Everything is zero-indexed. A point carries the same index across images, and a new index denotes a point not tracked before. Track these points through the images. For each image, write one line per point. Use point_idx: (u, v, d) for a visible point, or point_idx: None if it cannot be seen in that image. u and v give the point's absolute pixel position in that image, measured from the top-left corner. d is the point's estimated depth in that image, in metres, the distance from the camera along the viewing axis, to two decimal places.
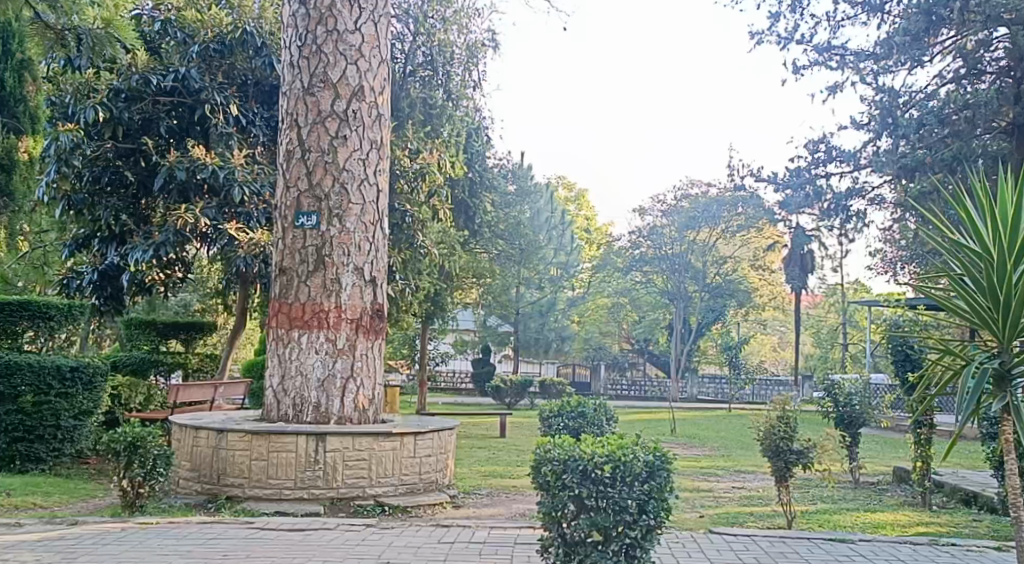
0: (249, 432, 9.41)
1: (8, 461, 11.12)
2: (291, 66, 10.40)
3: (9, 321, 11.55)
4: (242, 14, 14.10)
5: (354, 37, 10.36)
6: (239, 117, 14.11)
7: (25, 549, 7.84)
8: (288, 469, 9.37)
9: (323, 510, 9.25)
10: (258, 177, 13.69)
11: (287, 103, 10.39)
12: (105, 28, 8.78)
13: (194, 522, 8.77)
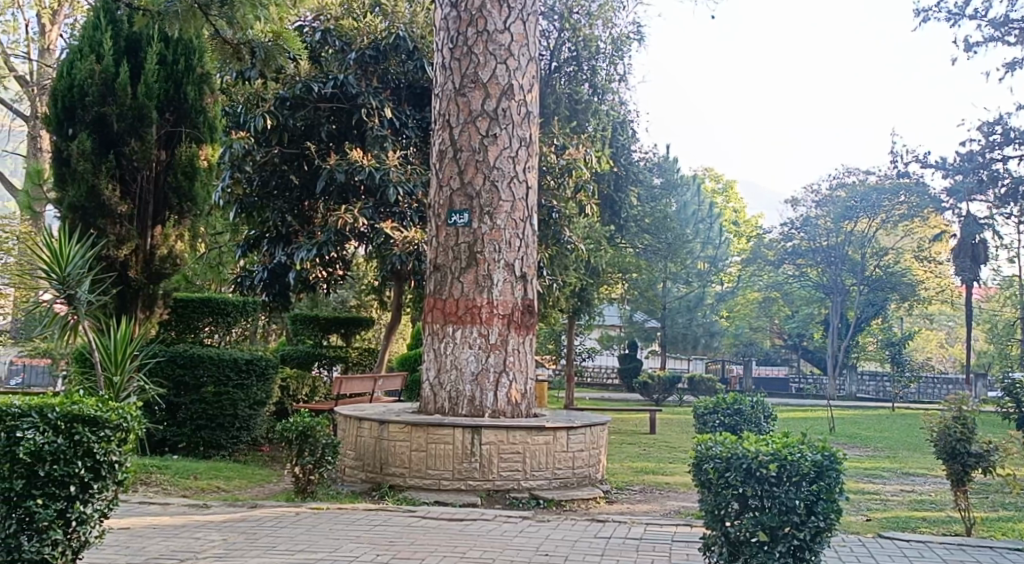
0: (408, 423, 9.63)
1: (194, 446, 11.80)
2: (443, 68, 10.51)
3: (193, 317, 12.22)
4: (395, 20, 14.55)
5: (503, 37, 10.41)
6: (393, 120, 14.53)
7: (212, 529, 8.27)
8: (446, 460, 9.50)
9: (480, 501, 9.35)
10: (411, 177, 14.05)
11: (439, 105, 10.51)
12: (275, 40, 8.98)
13: (360, 509, 9.07)
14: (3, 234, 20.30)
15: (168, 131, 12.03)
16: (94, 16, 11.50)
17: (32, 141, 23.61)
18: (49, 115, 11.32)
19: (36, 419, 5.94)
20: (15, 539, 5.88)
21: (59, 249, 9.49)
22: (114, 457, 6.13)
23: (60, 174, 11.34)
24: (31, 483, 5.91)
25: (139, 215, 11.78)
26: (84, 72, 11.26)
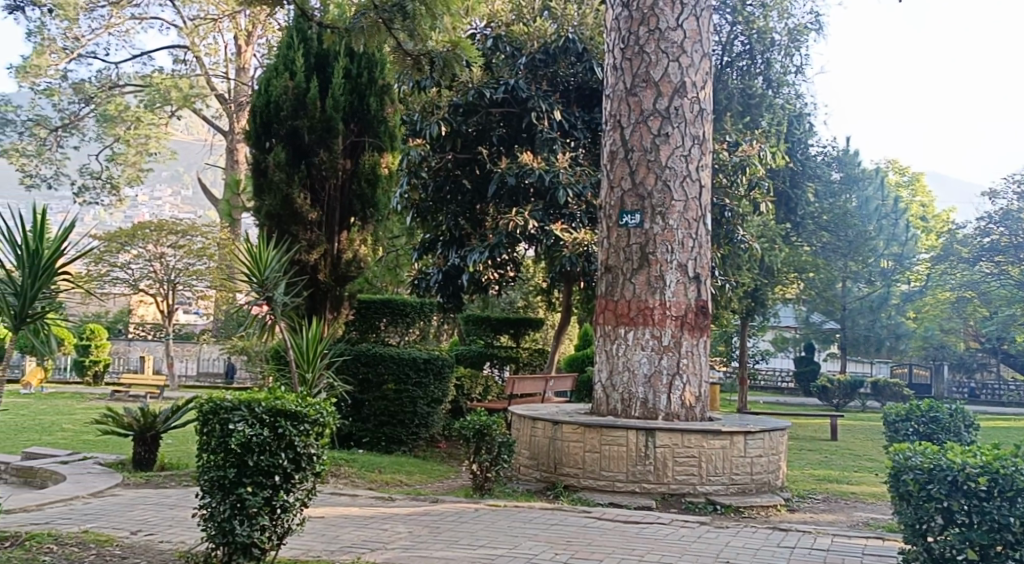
0: (582, 424, 9.57)
1: (377, 441, 12.16)
2: (614, 69, 10.38)
3: (375, 317, 12.54)
4: (564, 22, 14.59)
5: (675, 34, 10.12)
6: (562, 122, 14.53)
7: (397, 521, 8.49)
8: (620, 462, 9.39)
9: (655, 504, 9.17)
10: (581, 178, 13.99)
11: (610, 106, 10.36)
12: (453, 49, 8.70)
13: (536, 507, 9.10)
14: (204, 241, 21.58)
15: (352, 142, 12.35)
16: (288, 35, 11.99)
17: (228, 154, 24.95)
18: (249, 130, 11.92)
19: (245, 412, 6.28)
20: (228, 523, 6.24)
21: (259, 254, 9.83)
22: (312, 450, 6.40)
23: (258, 184, 11.88)
24: (242, 472, 6.26)
25: (326, 222, 12.17)
26: (279, 88, 11.76)
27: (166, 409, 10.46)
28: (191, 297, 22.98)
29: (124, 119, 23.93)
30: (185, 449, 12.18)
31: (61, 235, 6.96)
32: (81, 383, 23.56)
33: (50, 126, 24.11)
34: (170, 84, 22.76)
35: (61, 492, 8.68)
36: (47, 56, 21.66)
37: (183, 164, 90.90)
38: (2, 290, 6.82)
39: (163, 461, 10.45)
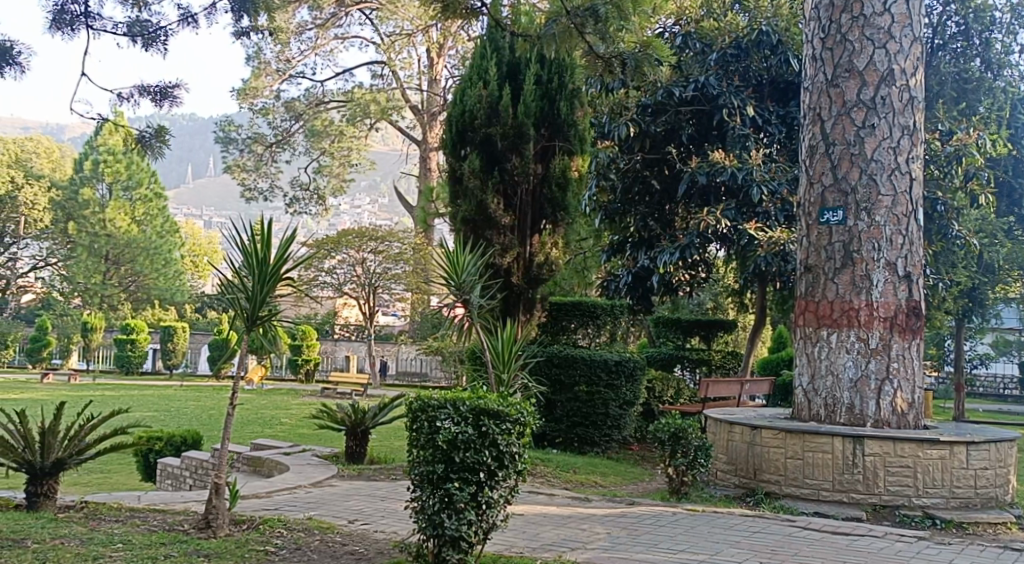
0: (782, 430, 9.33)
1: (570, 442, 12.29)
2: (813, 59, 10.08)
3: (565, 318, 12.64)
4: (758, 15, 14.18)
5: (882, 19, 9.71)
6: (755, 117, 14.14)
7: (595, 522, 8.57)
8: (825, 470, 9.09)
9: (865, 516, 8.82)
10: (776, 175, 13.68)
11: (809, 98, 10.08)
12: (646, 49, 8.58)
13: (737, 514, 8.95)
14: (402, 246, 22.45)
15: (543, 146, 12.33)
16: (482, 45, 12.24)
17: (423, 163, 25.77)
18: (445, 138, 12.29)
19: (451, 410, 6.52)
20: (437, 517, 6.48)
21: (456, 258, 9.80)
22: (514, 449, 6.56)
23: (454, 190, 12.24)
24: (449, 467, 6.50)
25: (519, 226, 12.24)
26: (474, 98, 12.01)
27: (374, 406, 10.95)
28: (390, 299, 23.68)
29: (329, 133, 25.36)
30: (390, 445, 12.72)
31: (285, 241, 7.38)
32: (294, 381, 24.99)
33: (266, 142, 25.62)
34: (369, 98, 23.78)
35: (285, 481, 9.26)
36: (263, 78, 23.05)
37: (383, 173, 94.95)
38: (235, 293, 7.39)
39: (371, 456, 10.96)
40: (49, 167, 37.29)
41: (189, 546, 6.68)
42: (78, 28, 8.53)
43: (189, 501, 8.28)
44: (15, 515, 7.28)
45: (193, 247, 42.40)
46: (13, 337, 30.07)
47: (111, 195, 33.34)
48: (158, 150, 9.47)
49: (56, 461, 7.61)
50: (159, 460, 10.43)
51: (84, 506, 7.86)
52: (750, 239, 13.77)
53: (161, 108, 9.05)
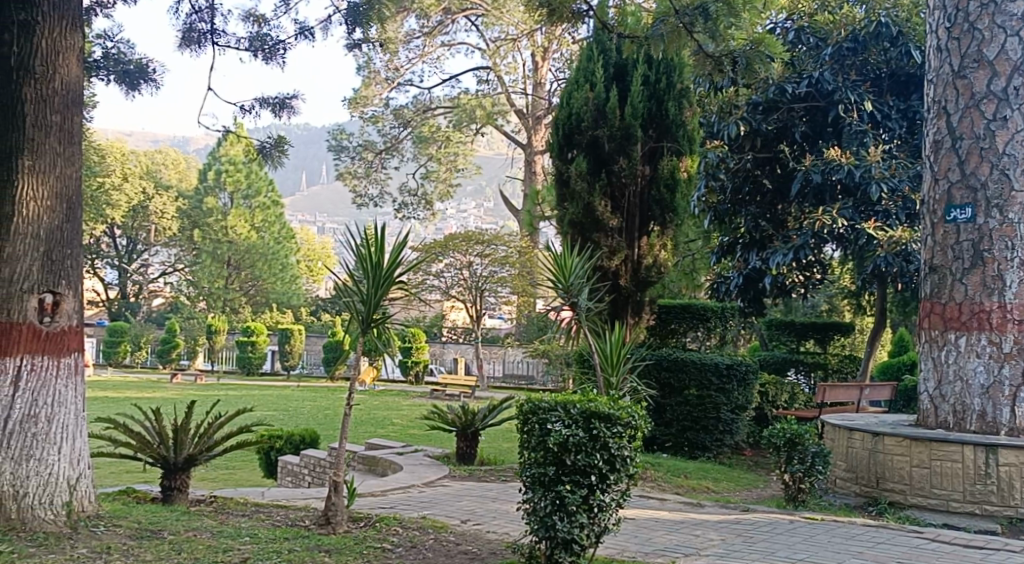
0: (907, 437, 9.06)
1: (680, 446, 12.20)
2: (938, 50, 9.75)
3: (673, 320, 12.52)
4: (876, 6, 13.74)
5: (1014, 6, 9.30)
6: (874, 112, 13.76)
7: (710, 528, 8.47)
8: (953, 480, 8.77)
9: (1000, 529, 8.46)
10: (896, 173, 13.26)
11: (934, 91, 9.78)
12: (757, 46, 8.42)
13: (858, 524, 8.72)
14: (507, 249, 22.51)
15: (650, 148, 12.21)
16: (588, 47, 12.25)
17: (528, 166, 25.85)
18: (552, 142, 12.31)
19: (562, 413, 6.54)
20: (550, 519, 6.51)
21: (563, 261, 9.67)
22: (626, 453, 6.54)
23: (561, 194, 12.26)
24: (561, 470, 6.53)
25: (626, 227, 12.17)
26: (580, 100, 12.02)
27: (484, 407, 11.08)
28: (496, 302, 23.83)
29: (437, 139, 25.57)
30: (500, 446, 12.86)
31: (398, 245, 7.54)
32: (404, 383, 25.44)
33: (376, 149, 26.17)
34: (475, 103, 24.05)
35: (399, 481, 9.43)
36: (373, 87, 23.55)
37: (490, 178, 95.80)
38: (349, 297, 7.60)
39: (482, 457, 11.07)
40: (176, 178, 38.93)
41: (311, 541, 6.88)
42: (204, 44, 9.51)
43: (309, 498, 8.52)
44: (152, 508, 7.63)
45: (308, 252, 43.65)
46: (143, 339, 31.49)
47: (232, 203, 34.64)
48: (278, 159, 9.75)
49: (187, 457, 7.92)
50: (280, 457, 10.77)
51: (213, 500, 8.18)
52: (868, 239, 13.44)
53: (280, 118, 9.36)
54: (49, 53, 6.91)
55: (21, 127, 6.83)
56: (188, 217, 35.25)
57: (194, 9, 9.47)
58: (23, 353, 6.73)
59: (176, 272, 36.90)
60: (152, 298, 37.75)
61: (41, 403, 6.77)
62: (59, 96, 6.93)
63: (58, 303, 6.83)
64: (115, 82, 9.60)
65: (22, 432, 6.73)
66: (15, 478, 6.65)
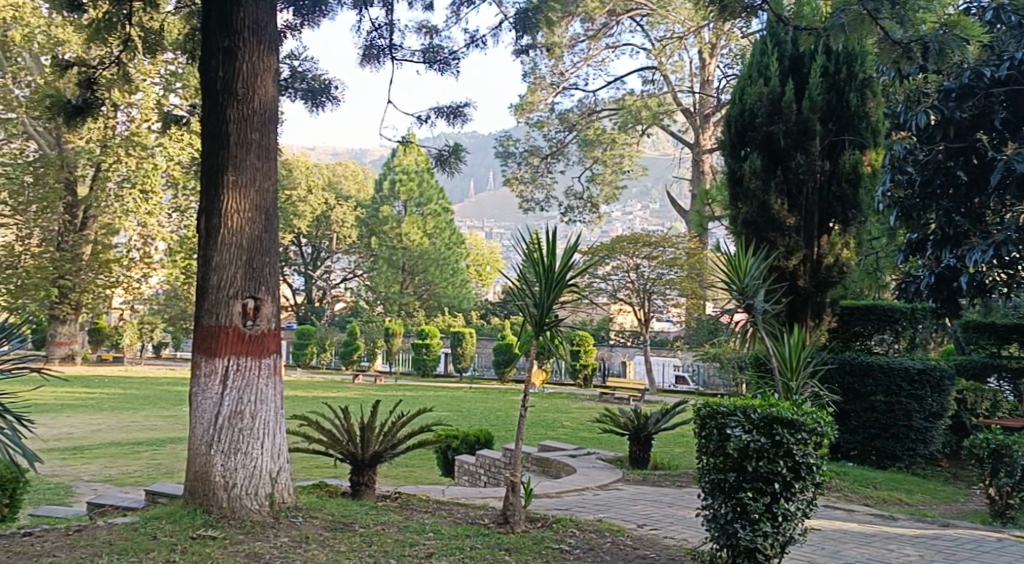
0: None
1: (867, 455, 11.72)
2: None
3: (857, 323, 12.14)
4: None
5: None
6: None
7: (907, 543, 8.11)
8: None
9: None
10: None
11: None
12: (954, 29, 7.93)
13: None
14: (676, 251, 22.20)
15: (831, 141, 11.76)
16: (763, 41, 12.00)
17: (696, 166, 25.44)
18: (725, 140, 12.17)
19: (742, 418, 6.42)
20: (731, 526, 6.43)
21: (738, 261, 9.47)
22: (811, 460, 6.39)
23: (734, 193, 12.07)
24: (741, 476, 6.42)
25: (805, 226, 11.78)
26: (753, 95, 11.80)
27: (657, 411, 10.91)
28: (664, 305, 23.49)
29: (602, 142, 25.57)
30: (674, 450, 12.75)
31: (569, 249, 7.60)
32: (573, 385, 25.50)
33: (541, 154, 26.34)
34: (640, 104, 23.94)
35: (574, 483, 9.50)
36: (538, 92, 23.75)
37: (658, 180, 94.78)
38: (523, 301, 7.69)
39: (657, 461, 11.01)
40: (355, 189, 40.42)
41: (491, 539, 7.03)
42: (382, 60, 9.88)
43: (488, 497, 8.70)
44: (342, 503, 7.98)
45: (478, 256, 44.51)
46: (327, 341, 32.86)
47: (406, 211, 35.70)
48: (454, 165, 10.09)
49: (373, 454, 8.24)
50: (457, 457, 11.03)
51: (398, 496, 8.49)
52: None
53: (454, 127, 9.60)
54: (249, 75, 7.34)
55: (225, 146, 7.30)
56: (365, 225, 36.61)
57: (373, 26, 9.82)
58: (230, 355, 7.17)
59: (356, 278, 38.33)
60: (334, 303, 39.36)
61: (247, 400, 7.19)
62: (258, 115, 7.35)
63: (259, 307, 7.24)
64: (301, 100, 10.09)
65: (230, 427, 7.16)
66: (225, 470, 7.10)
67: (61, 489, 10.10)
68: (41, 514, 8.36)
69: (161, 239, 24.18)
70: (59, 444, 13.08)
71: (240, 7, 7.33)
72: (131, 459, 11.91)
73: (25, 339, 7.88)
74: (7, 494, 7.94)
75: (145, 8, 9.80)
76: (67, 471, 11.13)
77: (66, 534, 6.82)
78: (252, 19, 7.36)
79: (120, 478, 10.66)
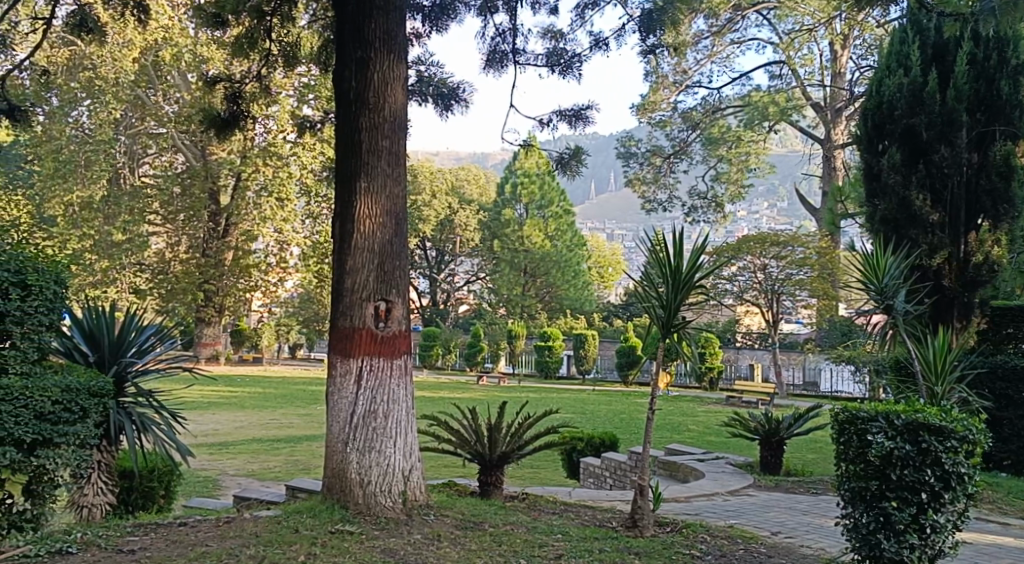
0: None
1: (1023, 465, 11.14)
2: None
3: (1010, 326, 11.41)
4: None
5: None
6: None
7: None
8: None
9: None
10: None
11: None
12: None
13: None
14: (806, 251, 21.61)
15: (979, 132, 11.15)
16: (903, 30, 11.53)
17: (827, 162, 24.72)
18: (861, 135, 11.80)
19: (884, 423, 6.31)
20: (874, 537, 6.30)
21: (877, 260, 9.15)
22: (963, 469, 6.21)
23: (872, 188, 11.67)
24: (885, 485, 6.30)
25: (950, 223, 11.23)
26: (893, 86, 11.37)
27: (790, 416, 10.68)
28: (794, 306, 22.84)
29: (727, 140, 24.91)
30: (806, 456, 12.45)
31: (696, 250, 7.51)
32: (699, 389, 25.13)
33: (663, 154, 25.95)
34: (767, 100, 23.09)
35: (704, 487, 9.38)
36: (661, 91, 23.50)
37: (786, 177, 92.48)
38: (651, 302, 7.63)
39: (790, 467, 10.76)
40: (478, 192, 40.85)
41: (620, 542, 7.01)
42: (506, 64, 9.97)
43: (616, 500, 8.68)
44: (472, 502, 8.09)
45: (600, 257, 44.34)
46: (452, 343, 33.28)
47: (528, 214, 35.88)
48: (575, 168, 10.07)
49: (501, 454, 8.32)
50: (582, 460, 11.04)
51: (526, 497, 8.54)
52: None
53: (576, 129, 9.61)
54: (380, 84, 7.51)
55: (357, 153, 7.50)
56: (488, 228, 36.95)
57: (497, 31, 9.91)
58: (364, 356, 7.36)
59: (479, 281, 38.71)
60: (458, 305, 39.87)
61: (380, 400, 7.36)
62: (388, 123, 7.53)
63: (390, 309, 7.41)
64: (430, 103, 10.28)
65: (364, 426, 7.34)
66: (360, 467, 7.29)
67: (209, 482, 10.56)
68: (193, 506, 8.74)
69: (296, 245, 24.90)
70: (207, 439, 13.68)
71: (370, 19, 7.52)
72: (274, 455, 12.36)
73: (175, 337, 8.28)
74: (163, 484, 8.32)
75: (283, 22, 10.16)
76: (215, 465, 11.63)
77: (216, 525, 7.13)
78: (383, 29, 7.53)
79: (262, 473, 11.07)
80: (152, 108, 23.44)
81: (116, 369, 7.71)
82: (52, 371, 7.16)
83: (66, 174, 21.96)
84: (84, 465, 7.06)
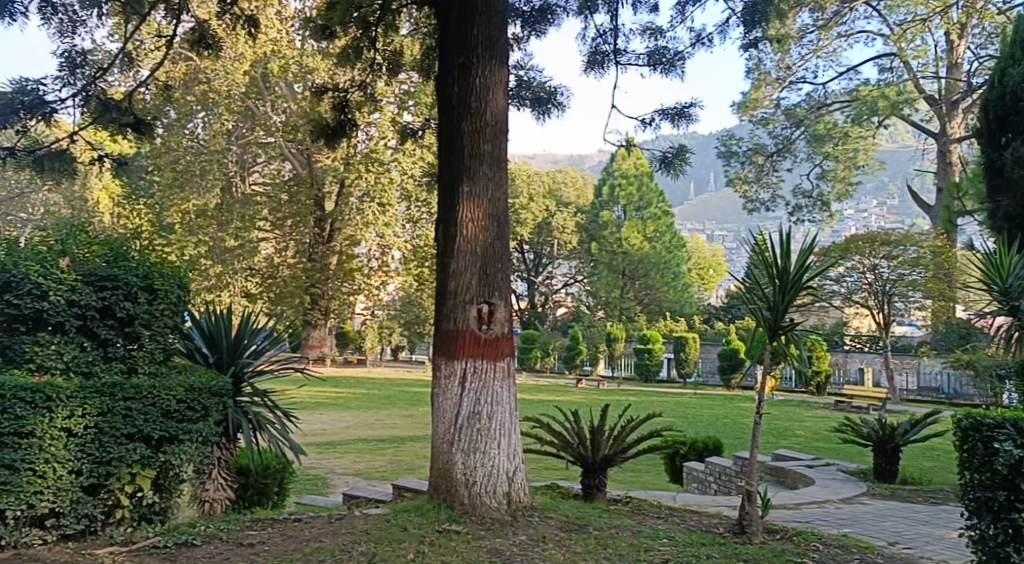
0: None
1: None
2: None
3: None
4: None
5: None
6: None
7: None
8: None
9: None
10: None
11: None
12: None
13: None
14: (920, 250, 20.89)
15: None
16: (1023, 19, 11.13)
17: (941, 157, 24.07)
18: (981, 129, 11.35)
19: (1012, 431, 6.09)
20: (1003, 549, 6.12)
21: (1000, 258, 8.79)
22: None
23: (996, 185, 11.06)
24: (1014, 495, 6.10)
25: None
26: (1014, 76, 10.89)
27: (905, 423, 10.38)
28: (906, 308, 22.16)
29: (834, 136, 24.39)
30: (921, 464, 12.06)
31: (804, 251, 7.36)
32: (805, 393, 24.61)
33: (766, 152, 25.23)
34: (877, 94, 22.56)
35: (815, 494, 9.18)
36: (763, 88, 23.02)
37: (893, 175, 89.93)
38: (758, 305, 7.51)
39: (906, 475, 10.43)
40: (575, 194, 40.78)
41: (728, 549, 6.91)
42: (607, 65, 9.95)
43: (722, 506, 8.56)
44: (575, 504, 8.08)
45: (699, 258, 43.90)
46: (551, 346, 33.35)
47: (626, 216, 35.65)
48: (678, 167, 9.98)
49: (604, 457, 8.30)
50: (686, 464, 10.92)
51: (629, 500, 8.50)
52: None
53: (679, 128, 9.52)
54: (482, 89, 7.58)
55: (460, 158, 7.58)
56: (587, 231, 36.92)
57: (598, 32, 9.90)
58: (467, 358, 7.43)
59: (577, 283, 38.69)
60: (557, 308, 39.97)
61: (484, 401, 7.42)
62: (490, 128, 7.59)
63: (493, 312, 7.46)
64: (529, 107, 10.31)
65: (469, 427, 7.40)
66: (465, 467, 7.35)
67: (319, 480, 10.81)
68: (306, 502, 8.95)
69: (398, 248, 25.12)
70: (315, 438, 14.01)
71: (473, 25, 7.59)
72: (378, 455, 12.58)
73: (286, 340, 8.48)
74: (277, 480, 8.54)
75: (387, 32, 10.32)
76: (323, 463, 11.91)
77: (329, 521, 7.30)
78: (485, 34, 7.60)
79: (369, 472, 11.28)
80: (261, 118, 24.13)
81: (234, 369, 7.97)
82: (177, 371, 7.46)
83: (183, 184, 22.60)
84: (206, 461, 7.36)
